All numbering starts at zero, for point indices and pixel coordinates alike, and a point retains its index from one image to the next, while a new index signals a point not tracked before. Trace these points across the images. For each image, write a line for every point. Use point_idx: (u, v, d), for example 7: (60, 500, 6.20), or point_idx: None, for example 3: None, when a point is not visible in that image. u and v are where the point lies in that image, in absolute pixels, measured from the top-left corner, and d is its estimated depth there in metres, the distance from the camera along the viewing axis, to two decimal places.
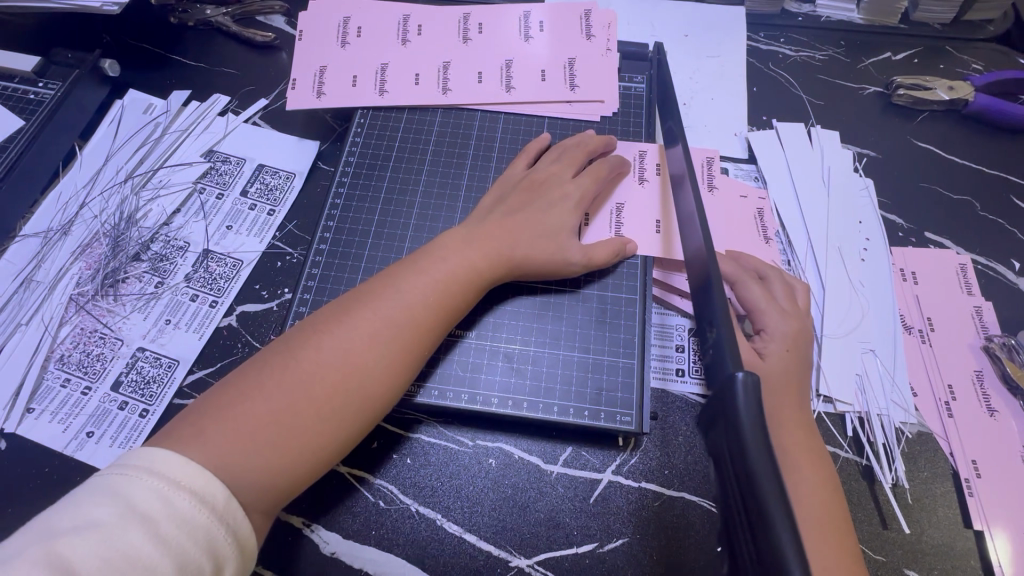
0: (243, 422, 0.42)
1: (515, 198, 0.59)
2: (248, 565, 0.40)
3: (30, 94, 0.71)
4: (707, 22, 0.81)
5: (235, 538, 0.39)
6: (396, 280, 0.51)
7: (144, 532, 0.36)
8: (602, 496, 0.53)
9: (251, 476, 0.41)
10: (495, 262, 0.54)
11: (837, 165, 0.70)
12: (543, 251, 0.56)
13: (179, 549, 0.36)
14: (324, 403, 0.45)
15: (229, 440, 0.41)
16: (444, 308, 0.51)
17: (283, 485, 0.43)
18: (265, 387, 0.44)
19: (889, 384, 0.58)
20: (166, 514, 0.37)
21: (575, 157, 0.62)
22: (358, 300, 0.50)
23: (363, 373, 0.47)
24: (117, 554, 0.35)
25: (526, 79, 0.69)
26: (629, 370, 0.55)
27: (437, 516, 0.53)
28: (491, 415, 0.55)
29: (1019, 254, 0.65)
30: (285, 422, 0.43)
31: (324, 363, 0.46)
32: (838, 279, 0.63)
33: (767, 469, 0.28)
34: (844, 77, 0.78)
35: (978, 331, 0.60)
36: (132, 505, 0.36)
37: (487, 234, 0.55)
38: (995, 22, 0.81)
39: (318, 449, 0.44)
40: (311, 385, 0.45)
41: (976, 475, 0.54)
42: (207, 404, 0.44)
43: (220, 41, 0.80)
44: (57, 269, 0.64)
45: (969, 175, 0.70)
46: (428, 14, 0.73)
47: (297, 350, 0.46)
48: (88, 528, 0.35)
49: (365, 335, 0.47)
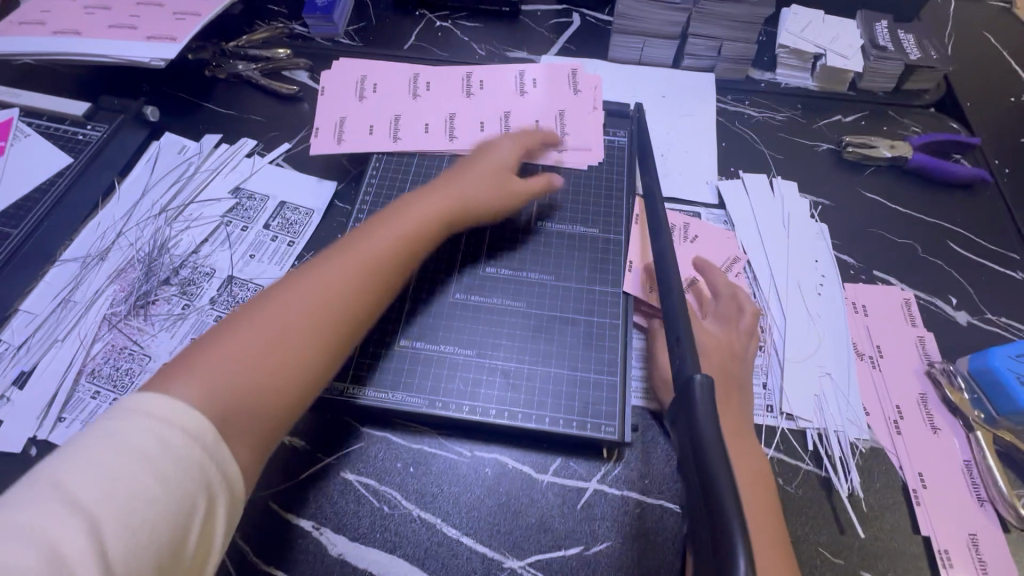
0: (227, 359, 0.47)
1: (458, 160, 0.71)
2: (237, 501, 0.43)
3: (78, 135, 0.79)
4: (681, 86, 0.93)
5: (224, 474, 0.42)
6: (360, 238, 0.59)
7: (144, 468, 0.38)
8: (589, 503, 0.59)
9: (242, 404, 0.46)
10: (450, 200, 0.65)
11: (796, 211, 0.79)
12: (490, 185, 0.69)
13: (178, 485, 0.39)
14: (304, 326, 0.51)
15: (216, 373, 0.46)
16: (404, 245, 0.60)
17: (275, 412, 0.48)
18: (245, 331, 0.49)
19: (845, 404, 0.65)
20: (162, 450, 0.39)
21: (524, 80, 0.75)
22: (329, 255, 0.57)
23: (338, 299, 0.54)
24: (121, 488, 0.37)
25: (522, 129, 0.79)
26: (613, 387, 0.62)
27: (436, 521, 0.58)
28: (489, 426, 0.60)
29: (956, 291, 0.74)
30: (267, 357, 0.49)
31: (297, 305, 0.52)
32: (797, 310, 0.71)
33: (713, 438, 0.37)
34: (801, 135, 0.88)
35: (922, 358, 0.68)
36: (128, 444, 0.39)
37: (439, 189, 0.66)
38: (930, 91, 0.93)
39: (306, 376, 0.50)
40: (290, 321, 0.51)
41: (922, 486, 0.60)
42: (184, 356, 0.47)
43: (249, 92, 0.90)
44: (93, 291, 0.70)
45: (911, 221, 0.80)
46: (436, 74, 0.83)
47: (274, 303, 0.52)
48: (90, 467, 0.37)
49: (338, 268, 0.55)
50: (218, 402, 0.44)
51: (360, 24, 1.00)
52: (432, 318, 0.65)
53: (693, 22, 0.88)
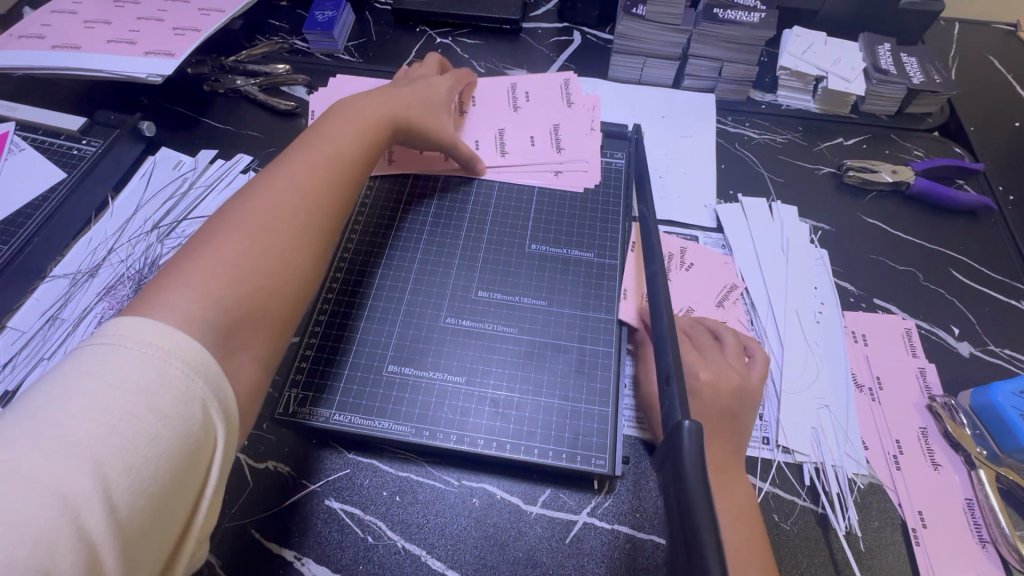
0: (208, 275, 0.47)
1: (393, 87, 0.74)
2: (235, 435, 0.43)
3: (74, 149, 0.78)
4: (681, 106, 0.92)
5: (224, 412, 0.42)
6: (306, 151, 0.60)
7: (143, 405, 0.37)
8: (578, 537, 0.57)
9: (238, 309, 0.47)
10: (387, 102, 0.69)
11: (795, 236, 0.78)
12: (432, 116, 0.73)
13: (179, 423, 0.38)
14: (288, 226, 0.53)
15: (210, 284, 0.46)
16: (365, 133, 0.65)
17: (270, 314, 0.50)
18: (216, 250, 0.48)
19: (843, 438, 0.63)
20: (163, 387, 0.38)
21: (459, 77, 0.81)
22: (274, 168, 0.57)
23: (311, 202, 0.56)
24: (117, 424, 0.36)
25: (518, 146, 0.79)
26: (605, 417, 0.60)
27: (421, 553, 0.56)
28: (478, 455, 0.59)
29: (959, 321, 0.72)
30: (254, 258, 0.50)
31: (262, 215, 0.52)
32: (795, 339, 0.69)
33: (701, 495, 0.34)
34: (802, 158, 0.87)
35: (923, 390, 0.67)
36: (125, 378, 0.37)
37: (376, 99, 0.69)
38: (933, 115, 0.92)
39: (299, 260, 0.53)
40: (263, 230, 0.51)
41: (922, 525, 0.58)
42: (151, 288, 0.45)
43: (247, 107, 0.90)
44: (82, 308, 0.70)
45: (913, 248, 0.79)
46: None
47: (237, 217, 0.52)
48: (85, 401, 0.36)
49: (296, 170, 0.57)
50: (219, 313, 0.45)
51: (360, 40, 1.00)
52: (422, 342, 0.64)
53: (694, 43, 0.87)
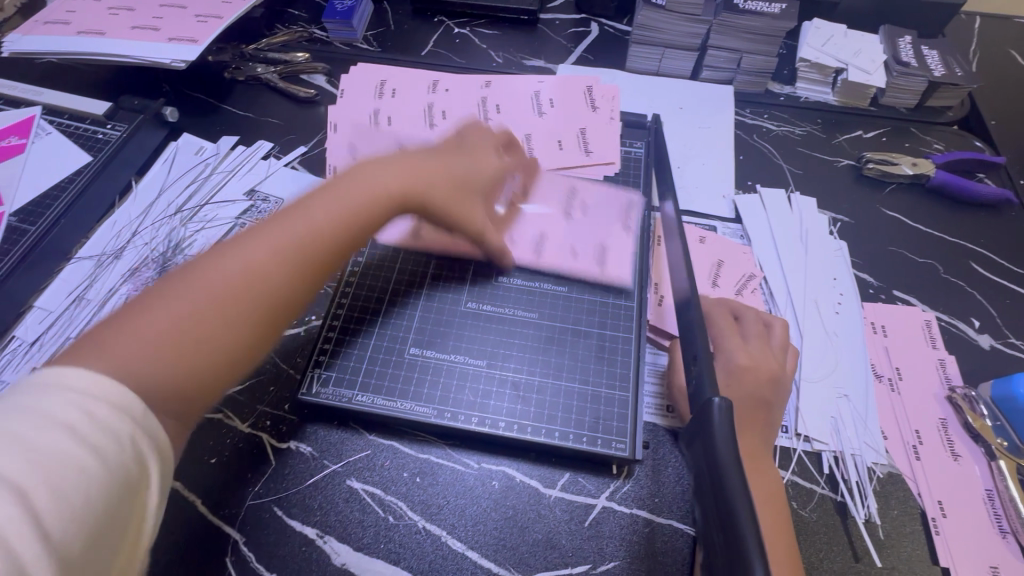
0: (148, 334, 0.42)
1: (442, 153, 0.65)
2: (169, 474, 0.40)
3: (99, 133, 0.79)
4: (699, 97, 0.92)
5: (158, 445, 0.39)
6: (312, 202, 0.54)
7: (70, 437, 0.34)
8: (597, 520, 0.58)
9: (155, 382, 0.41)
10: (402, 194, 0.59)
11: (814, 228, 0.78)
12: (462, 206, 0.63)
13: (110, 453, 0.35)
14: (240, 322, 0.46)
15: (134, 349, 0.41)
16: (365, 221, 0.55)
17: (190, 398, 0.44)
18: (166, 302, 0.45)
19: (862, 427, 0.63)
20: (89, 424, 0.35)
21: (495, 145, 0.70)
22: (273, 220, 0.52)
23: (270, 276, 0.48)
24: (43, 459, 0.33)
25: (546, 151, 0.80)
26: (625, 403, 0.61)
27: (441, 533, 0.57)
28: (498, 438, 0.59)
29: (979, 314, 0.72)
30: (193, 322, 0.44)
31: (220, 275, 0.47)
32: (813, 328, 0.69)
33: (731, 461, 0.35)
34: (821, 150, 0.87)
35: (943, 382, 0.66)
36: (49, 416, 0.35)
37: (408, 179, 0.60)
38: (953, 109, 0.92)
39: (229, 353, 0.46)
40: (212, 293, 0.46)
41: (942, 515, 0.58)
42: (102, 329, 0.42)
43: (268, 95, 0.91)
44: (107, 290, 0.70)
45: (933, 241, 0.78)
46: (452, 103, 0.85)
47: (203, 269, 0.47)
48: (7, 438, 0.33)
49: (273, 236, 0.50)
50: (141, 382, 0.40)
51: (378, 29, 1.01)
52: (443, 326, 0.65)
53: (714, 35, 0.87)
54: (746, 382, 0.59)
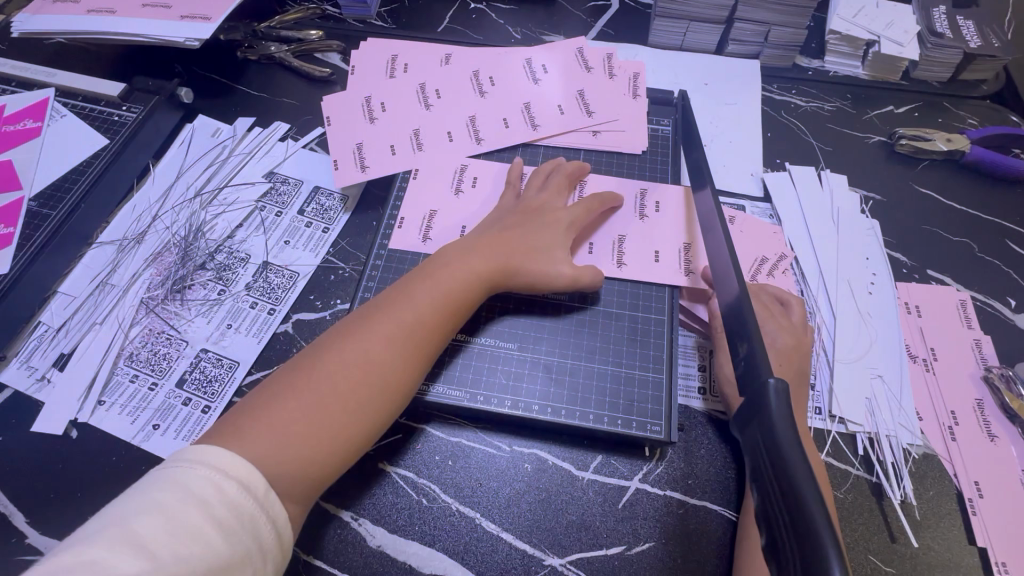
0: (282, 423, 0.48)
1: (514, 222, 0.65)
2: (284, 543, 0.46)
3: (114, 115, 0.78)
4: (725, 73, 0.90)
5: (274, 526, 0.44)
6: (414, 286, 0.58)
7: (203, 515, 0.40)
8: (631, 501, 0.57)
9: (289, 470, 0.46)
10: (490, 274, 0.60)
11: (845, 206, 0.76)
12: (536, 265, 0.62)
13: (232, 534, 0.41)
14: (347, 409, 0.50)
15: (272, 439, 0.47)
16: (458, 300, 0.58)
17: (318, 476, 0.48)
18: (294, 392, 0.50)
19: (897, 408, 0.63)
20: (218, 500, 0.42)
21: (561, 182, 0.69)
22: (373, 314, 0.55)
23: (382, 370, 0.52)
24: (181, 532, 0.39)
25: (548, 116, 0.76)
26: (658, 384, 0.60)
27: (476, 516, 0.57)
28: (530, 421, 0.59)
29: (1015, 293, 0.71)
30: (318, 418, 0.49)
31: (340, 370, 0.51)
32: (846, 309, 0.68)
33: (790, 438, 0.35)
34: (851, 126, 0.85)
35: (978, 362, 0.65)
36: (190, 492, 0.41)
37: (491, 243, 0.62)
38: (988, 82, 0.89)
39: (349, 441, 0.50)
40: (333, 388, 0.50)
41: (979, 495, 0.58)
42: (244, 411, 0.49)
43: (282, 74, 0.89)
44: (130, 274, 0.70)
45: (968, 219, 0.76)
46: (444, 79, 0.79)
47: (323, 355, 0.52)
48: (155, 511, 0.40)
49: (381, 341, 0.53)
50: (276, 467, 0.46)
51: (392, 5, 0.98)
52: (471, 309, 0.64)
53: (742, 7, 0.84)
54: (782, 363, 0.58)
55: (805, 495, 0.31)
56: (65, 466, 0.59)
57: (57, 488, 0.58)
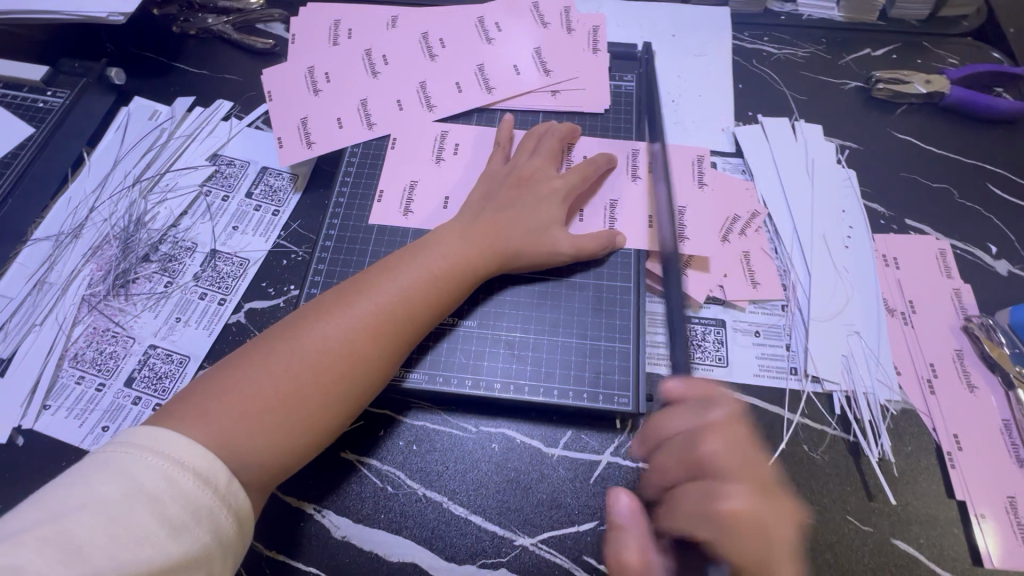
0: (251, 404, 0.45)
1: (502, 193, 0.60)
2: (246, 541, 0.43)
3: (39, 102, 0.73)
4: (693, 23, 0.84)
5: (235, 518, 0.41)
6: (402, 264, 0.54)
7: (151, 514, 0.37)
8: (602, 476, 0.56)
9: (255, 459, 0.44)
10: (481, 254, 0.56)
11: (821, 158, 0.73)
12: (534, 244, 0.58)
13: (185, 533, 0.38)
14: (322, 396, 0.47)
15: (239, 422, 0.44)
16: (448, 282, 0.54)
17: (283, 466, 0.46)
18: (267, 370, 0.46)
19: (875, 364, 0.60)
20: (170, 495, 0.39)
21: (554, 149, 0.65)
22: (357, 290, 0.52)
23: (364, 355, 0.49)
24: (126, 532, 0.37)
25: (503, 78, 0.72)
26: (626, 354, 0.58)
27: (442, 500, 0.55)
28: (495, 399, 0.57)
29: (996, 239, 0.68)
30: (292, 402, 0.46)
31: (320, 351, 0.48)
32: (822, 265, 0.65)
33: None
34: (826, 73, 0.81)
35: (958, 312, 0.63)
36: (138, 487, 0.38)
37: (485, 226, 0.58)
38: (969, 17, 0.84)
39: (321, 430, 0.47)
40: (310, 370, 0.47)
41: (958, 448, 0.56)
42: (212, 385, 0.46)
43: (222, 48, 0.82)
44: (69, 271, 0.66)
45: (948, 164, 0.73)
46: (391, 44, 0.74)
47: (302, 332, 0.49)
48: (97, 508, 0.37)
49: (365, 323, 0.50)
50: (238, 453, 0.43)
51: None
52: None
53: None
54: None
55: None
56: (11, 476, 0.56)
57: (4, 499, 0.55)
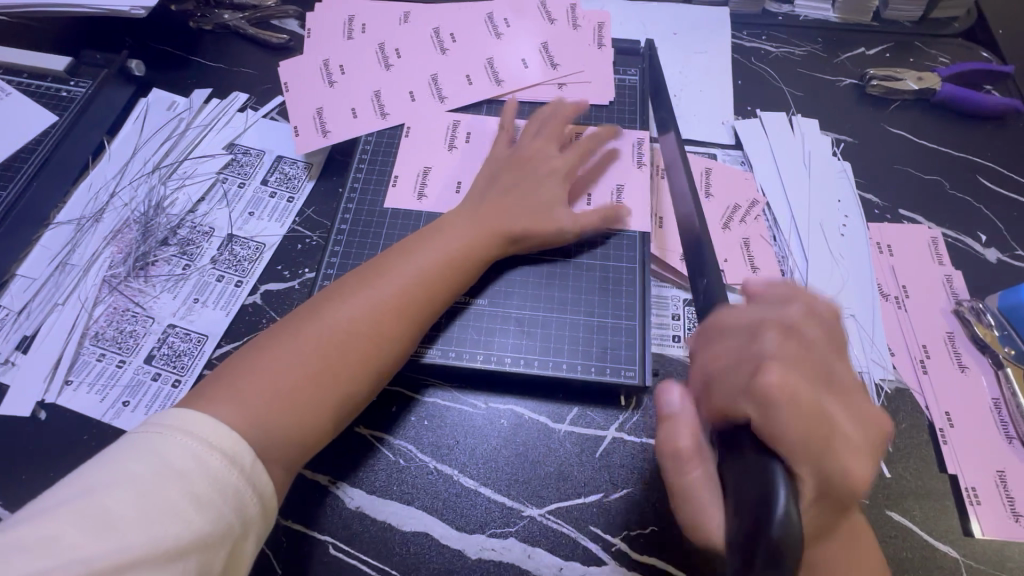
0: (280, 383, 0.47)
1: (511, 179, 0.63)
2: (268, 523, 0.45)
3: (62, 92, 0.75)
4: (694, 22, 0.87)
5: (259, 499, 0.43)
6: (419, 247, 0.56)
7: (179, 491, 0.39)
8: (608, 450, 0.58)
9: (286, 433, 0.47)
10: (490, 236, 0.58)
11: (817, 150, 0.75)
12: (544, 227, 0.60)
13: (212, 510, 0.40)
14: (349, 372, 0.50)
15: (269, 400, 0.46)
16: (463, 266, 0.57)
17: (309, 439, 0.48)
18: (292, 351, 0.49)
19: (870, 345, 0.63)
20: (199, 473, 0.40)
21: (558, 131, 0.67)
22: (374, 273, 0.54)
23: (385, 334, 0.51)
24: (156, 508, 0.38)
25: (511, 72, 0.74)
26: (631, 333, 0.60)
27: (453, 472, 0.57)
28: (504, 375, 0.59)
29: (985, 228, 0.71)
30: (319, 379, 0.48)
31: (344, 332, 0.50)
32: (819, 251, 0.68)
33: None
34: (822, 70, 0.83)
35: (950, 296, 0.66)
36: (167, 466, 0.40)
37: (492, 212, 0.60)
38: (959, 19, 0.87)
39: (348, 405, 0.50)
40: (335, 350, 0.49)
41: (949, 425, 0.59)
42: (240, 367, 0.48)
43: (238, 43, 0.85)
44: (90, 253, 0.68)
45: (939, 157, 0.76)
46: (403, 38, 0.77)
47: (323, 315, 0.51)
48: (129, 484, 0.38)
49: (386, 304, 0.52)
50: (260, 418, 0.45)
51: None
52: None
53: None
54: None
55: None
56: (35, 449, 0.58)
57: (28, 469, 0.57)
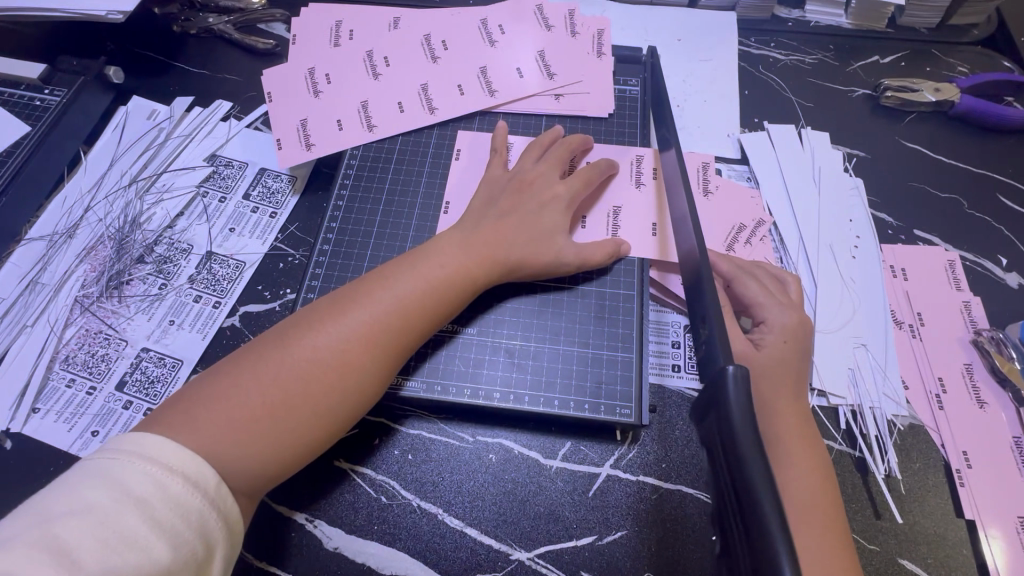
0: (239, 414, 0.44)
1: (504, 199, 0.59)
2: (236, 551, 0.42)
3: (36, 100, 0.72)
4: (700, 27, 0.84)
5: (224, 522, 0.40)
6: (398, 272, 0.53)
7: (140, 517, 0.36)
8: (602, 489, 0.54)
9: (243, 469, 0.43)
10: (484, 261, 0.55)
11: (828, 166, 0.72)
12: (536, 252, 0.57)
13: (175, 536, 0.37)
14: (312, 407, 0.46)
15: (225, 433, 0.43)
16: (444, 292, 0.53)
17: (271, 475, 0.45)
18: (255, 380, 0.45)
19: (882, 378, 0.59)
20: (159, 498, 0.37)
21: (561, 156, 0.63)
22: (353, 297, 0.51)
23: (355, 366, 0.48)
24: (113, 536, 0.35)
25: (506, 82, 0.71)
26: (628, 364, 0.56)
27: (438, 511, 0.54)
28: (493, 408, 0.56)
29: (1006, 251, 0.67)
30: (284, 412, 0.45)
31: (312, 361, 0.47)
32: (829, 276, 0.64)
33: (750, 443, 0.31)
34: (833, 80, 0.79)
35: (968, 325, 0.62)
36: (126, 490, 0.37)
37: (480, 236, 0.56)
38: (979, 26, 0.83)
39: (314, 440, 0.46)
40: (303, 381, 0.46)
41: (967, 466, 0.55)
42: (201, 393, 0.44)
43: (222, 48, 0.82)
44: (63, 272, 0.65)
45: (958, 174, 0.72)
46: (393, 45, 0.73)
47: (294, 341, 0.47)
48: (85, 513, 0.35)
49: (360, 332, 0.49)
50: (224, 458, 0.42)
51: None
52: None
53: None
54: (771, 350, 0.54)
55: (760, 500, 0.28)
56: None
57: None
